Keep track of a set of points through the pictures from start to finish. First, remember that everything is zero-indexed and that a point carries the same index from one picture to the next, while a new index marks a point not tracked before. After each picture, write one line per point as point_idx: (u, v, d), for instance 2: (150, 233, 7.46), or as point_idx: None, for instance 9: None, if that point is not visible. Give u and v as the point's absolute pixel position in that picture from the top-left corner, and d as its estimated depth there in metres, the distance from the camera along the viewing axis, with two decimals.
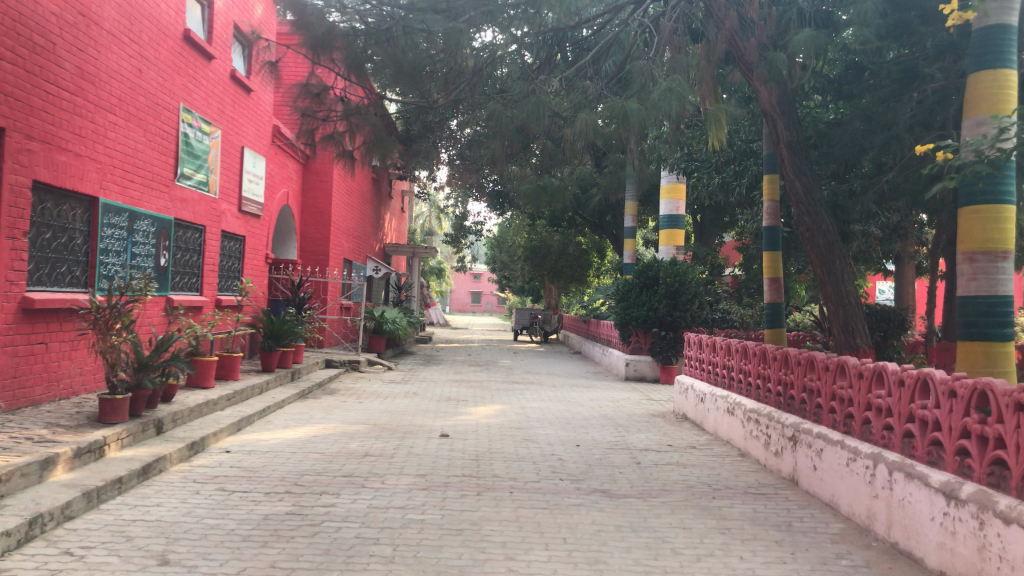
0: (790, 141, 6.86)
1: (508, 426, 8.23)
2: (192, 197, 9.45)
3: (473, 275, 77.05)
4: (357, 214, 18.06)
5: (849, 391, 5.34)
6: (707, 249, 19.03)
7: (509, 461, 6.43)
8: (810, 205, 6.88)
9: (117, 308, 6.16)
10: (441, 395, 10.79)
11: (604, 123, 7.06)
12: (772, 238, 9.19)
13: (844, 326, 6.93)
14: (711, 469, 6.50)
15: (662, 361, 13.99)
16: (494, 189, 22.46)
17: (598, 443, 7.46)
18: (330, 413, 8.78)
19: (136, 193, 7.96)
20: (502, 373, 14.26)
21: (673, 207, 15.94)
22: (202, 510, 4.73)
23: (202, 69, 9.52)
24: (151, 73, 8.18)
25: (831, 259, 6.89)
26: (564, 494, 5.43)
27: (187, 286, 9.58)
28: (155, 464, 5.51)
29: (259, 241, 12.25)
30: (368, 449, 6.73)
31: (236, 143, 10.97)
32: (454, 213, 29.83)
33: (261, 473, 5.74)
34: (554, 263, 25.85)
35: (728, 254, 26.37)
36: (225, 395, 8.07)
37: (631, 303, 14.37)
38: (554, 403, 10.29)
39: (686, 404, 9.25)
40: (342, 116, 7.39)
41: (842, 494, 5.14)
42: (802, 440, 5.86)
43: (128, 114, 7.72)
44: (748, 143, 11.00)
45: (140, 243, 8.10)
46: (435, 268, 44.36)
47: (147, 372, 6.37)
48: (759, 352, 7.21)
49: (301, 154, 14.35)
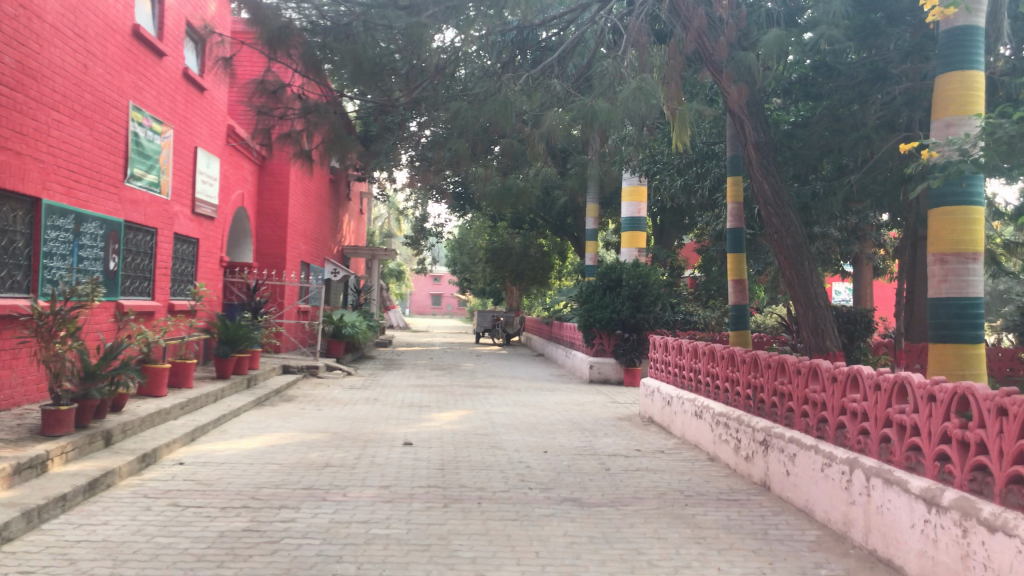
0: (757, 141, 6.78)
1: (473, 432, 8.04)
2: (143, 199, 9.12)
3: (433, 277, 76.63)
4: (315, 216, 17.73)
5: (822, 395, 5.25)
6: (668, 251, 19.02)
7: (476, 469, 6.25)
8: (778, 206, 6.80)
9: (61, 315, 5.84)
10: (403, 401, 10.57)
11: (570, 122, 6.92)
12: (736, 240, 9.12)
13: (813, 328, 6.86)
14: (681, 475, 6.38)
15: (625, 363, 13.94)
16: (455, 190, 22.26)
17: (565, 449, 7.31)
18: (289, 422, 8.50)
19: (83, 194, 7.63)
20: (465, 378, 14.06)
21: (635, 209, 15.89)
22: (153, 528, 4.47)
23: (153, 67, 9.19)
24: (98, 69, 7.85)
25: (800, 261, 6.81)
26: (534, 504, 5.26)
27: (138, 290, 9.24)
28: (103, 479, 5.23)
29: (213, 244, 11.90)
30: (329, 460, 6.49)
31: (189, 143, 10.64)
32: (413, 215, 29.53)
33: (217, 486, 5.49)
34: (515, 266, 25.71)
35: (689, 256, 26.45)
36: (179, 403, 7.77)
37: (594, 306, 14.25)
38: (518, 408, 10.12)
39: (652, 407, 9.15)
40: (300, 114, 7.15)
41: (817, 500, 5.05)
42: (774, 445, 5.76)
43: (73, 111, 7.39)
44: (711, 145, 10.94)
45: (88, 246, 7.77)
46: (394, 270, 44.02)
47: (95, 383, 6.05)
48: (727, 356, 7.12)
49: (256, 155, 14.00)
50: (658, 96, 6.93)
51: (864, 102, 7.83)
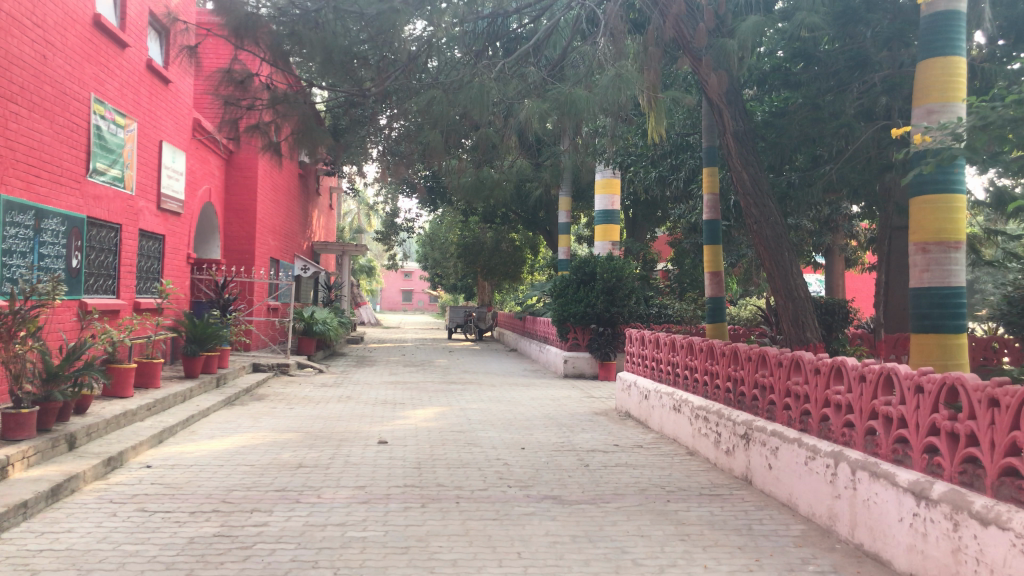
0: (736, 131, 6.72)
1: (449, 429, 7.91)
2: (106, 194, 8.86)
3: (404, 273, 76.17)
4: (284, 212, 17.46)
5: (804, 387, 5.19)
6: (641, 244, 18.97)
7: (453, 467, 6.12)
8: (757, 196, 6.74)
9: (21, 314, 5.58)
10: (377, 398, 10.40)
11: (543, 112, 6.79)
12: (712, 232, 9.05)
13: (793, 320, 6.81)
14: (661, 470, 6.30)
15: (600, 357, 13.87)
16: (426, 185, 22.07)
17: (543, 445, 7.20)
18: (260, 421, 8.31)
19: (43, 190, 7.38)
20: (439, 374, 13.91)
21: (608, 202, 15.81)
22: (120, 535, 4.29)
23: (115, 58, 8.93)
24: (58, 60, 7.59)
25: (779, 252, 6.75)
26: (514, 503, 5.14)
27: (102, 288, 8.98)
28: (67, 484, 5.03)
29: (180, 240, 11.64)
30: (302, 460, 6.32)
31: (154, 137, 10.37)
32: (384, 210, 29.25)
33: (186, 490, 5.30)
34: (487, 261, 25.63)
35: (661, 249, 26.54)
36: (146, 404, 7.55)
37: (569, 300, 14.13)
38: (494, 404, 9.98)
39: (629, 402, 9.07)
40: (268, 104, 6.94)
41: (801, 494, 4.99)
42: (755, 438, 5.70)
43: (32, 104, 7.13)
44: (684, 136, 10.88)
45: (49, 243, 7.52)
46: (364, 267, 43.75)
47: (58, 384, 5.84)
48: (706, 348, 7.04)
49: (223, 149, 13.71)
50: (636, 86, 6.82)
51: (841, 90, 7.80)
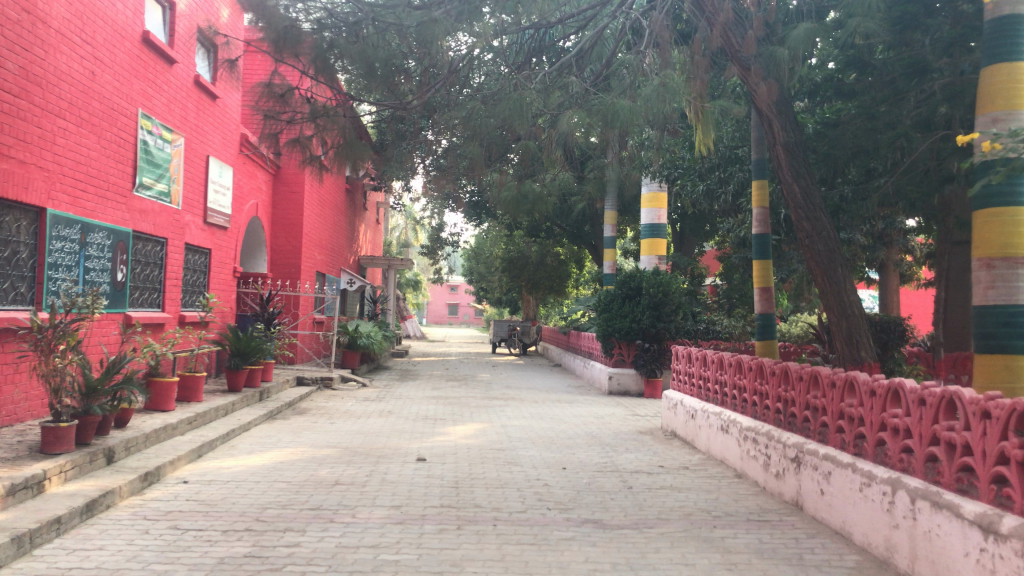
0: (787, 142, 6.50)
1: (490, 447, 7.77)
2: (153, 208, 8.92)
3: (450, 287, 76.45)
4: (330, 226, 17.55)
5: (859, 410, 4.94)
6: (689, 259, 18.66)
7: (492, 488, 5.97)
8: (809, 210, 6.51)
9: (61, 328, 5.58)
10: (417, 413, 10.30)
11: (585, 123, 6.65)
12: (762, 246, 8.77)
13: (847, 338, 6.54)
14: (707, 493, 6.07)
15: (646, 374, 13.62)
16: (471, 198, 22.05)
17: (585, 465, 7.02)
18: (300, 436, 8.24)
19: (90, 204, 7.44)
20: (482, 389, 13.78)
21: (654, 216, 15.57)
22: (150, 554, 4.22)
23: (163, 74, 9.01)
24: (106, 76, 7.67)
25: (833, 267, 6.50)
26: (553, 526, 4.97)
27: (148, 302, 9.04)
28: (102, 499, 4.99)
29: (227, 254, 11.73)
30: (339, 477, 6.24)
31: (201, 152, 10.45)
32: (430, 224, 29.32)
33: (220, 507, 5.23)
34: (532, 275, 25.54)
35: (709, 263, 26.25)
36: (187, 418, 7.54)
37: (614, 315, 13.93)
38: (536, 421, 9.82)
39: (675, 421, 8.84)
40: (308, 118, 6.92)
41: (855, 522, 4.74)
42: (807, 461, 5.45)
43: (80, 119, 7.19)
44: (732, 149, 10.66)
45: (95, 256, 7.57)
46: (410, 281, 44.00)
47: (97, 398, 5.84)
48: (756, 367, 6.80)
49: (269, 164, 13.80)
50: (683, 97, 6.63)
51: (899, 98, 7.53)
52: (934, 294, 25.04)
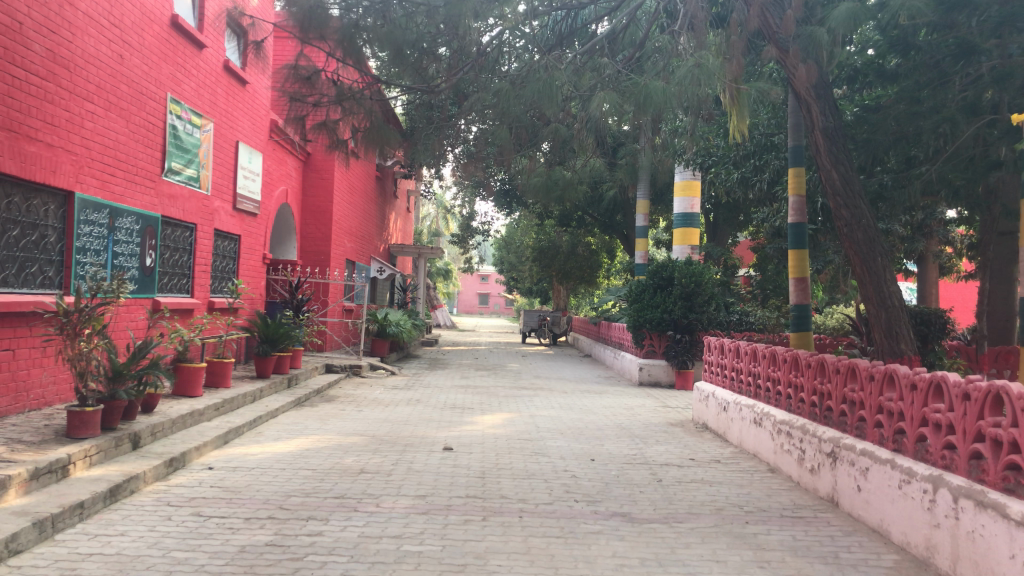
0: (826, 127, 6.32)
1: (517, 437, 7.67)
2: (182, 194, 8.92)
3: (481, 276, 76.47)
4: (360, 213, 17.54)
5: (899, 404, 4.76)
6: (722, 249, 18.41)
7: (518, 478, 5.87)
8: (848, 197, 6.32)
9: (86, 312, 5.56)
10: (445, 402, 10.23)
11: (616, 107, 6.49)
12: (797, 235, 8.54)
13: (887, 331, 6.34)
14: (740, 488, 5.92)
15: (677, 365, 13.44)
16: (502, 186, 21.93)
17: (614, 457, 6.90)
18: (327, 424, 8.20)
19: (118, 188, 7.43)
20: (510, 379, 13.69)
21: (687, 205, 15.34)
22: (171, 541, 4.17)
23: (192, 59, 8.99)
24: (135, 60, 7.65)
25: (872, 257, 6.29)
26: (581, 519, 4.86)
27: (176, 287, 9.05)
28: (126, 485, 4.96)
29: (256, 240, 11.73)
30: (365, 466, 6.17)
31: (230, 137, 10.44)
32: (461, 213, 29.22)
33: (244, 494, 5.19)
34: (562, 265, 25.41)
35: (743, 254, 26.01)
36: (214, 404, 7.53)
37: (645, 305, 13.76)
38: (565, 411, 9.71)
39: (707, 413, 8.69)
40: (335, 101, 6.84)
41: (893, 521, 4.57)
42: (843, 457, 5.29)
43: (108, 103, 7.17)
44: (767, 137, 10.44)
45: (123, 241, 7.57)
46: (440, 269, 44.07)
47: (123, 383, 5.82)
48: (791, 359, 6.63)
49: (299, 150, 13.78)
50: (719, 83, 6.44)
51: (944, 81, 7.28)
52: (977, 285, 24.52)
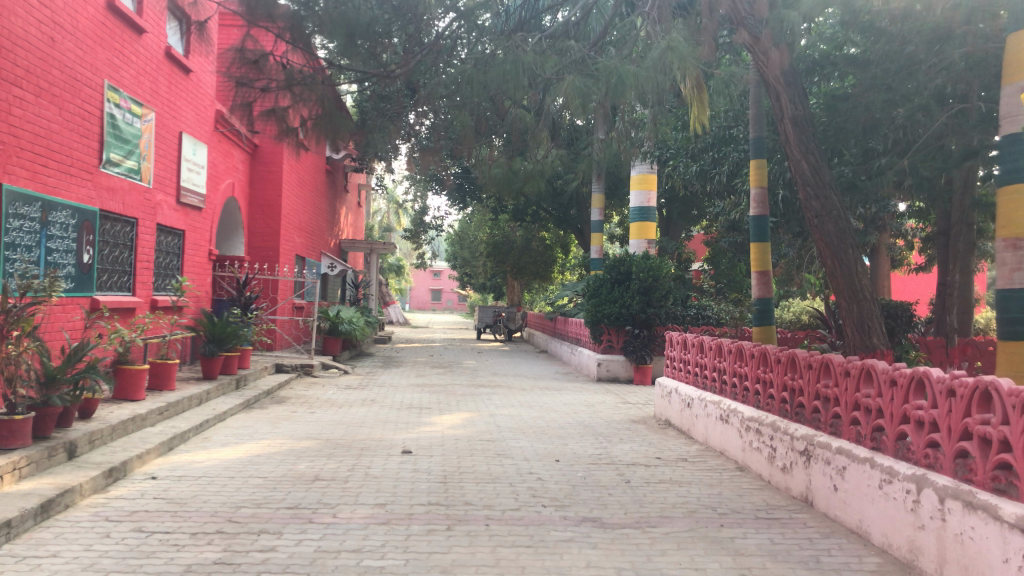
0: (795, 116, 6.22)
1: (478, 438, 7.41)
2: (121, 186, 8.47)
3: (432, 272, 75.92)
4: (310, 208, 17.08)
5: (877, 400, 4.61)
6: (676, 243, 18.36)
7: (482, 482, 5.61)
8: (818, 187, 6.21)
9: (15, 313, 5.13)
10: (402, 402, 9.93)
11: (582, 94, 6.27)
12: (760, 228, 8.40)
13: (858, 324, 6.25)
14: (710, 488, 5.74)
15: (636, 361, 13.30)
16: (456, 180, 21.62)
17: (579, 457, 6.67)
18: (279, 427, 7.84)
19: (51, 180, 6.99)
20: (467, 376, 13.41)
21: (643, 199, 15.21)
22: (109, 562, 3.83)
23: (131, 44, 8.54)
24: (67, 43, 7.19)
25: (843, 249, 6.18)
26: (550, 526, 4.62)
27: (116, 285, 8.59)
28: (59, 499, 4.58)
29: (201, 235, 11.27)
30: (319, 472, 5.85)
31: (173, 128, 9.99)
32: (413, 208, 28.77)
33: (189, 506, 4.84)
34: (516, 260, 25.20)
35: (697, 247, 26.15)
36: (157, 408, 7.13)
37: (602, 300, 13.59)
38: (525, 409, 9.47)
39: (670, 409, 8.52)
40: (284, 87, 6.47)
41: (873, 522, 4.42)
42: (817, 455, 5.13)
43: (38, 89, 6.73)
44: (727, 129, 10.33)
45: (57, 237, 7.12)
46: (392, 265, 43.55)
47: (57, 388, 5.43)
48: (758, 354, 6.48)
49: (246, 142, 13.33)
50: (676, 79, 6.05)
51: (912, 70, 7.21)
52: (933, 277, 25.00)
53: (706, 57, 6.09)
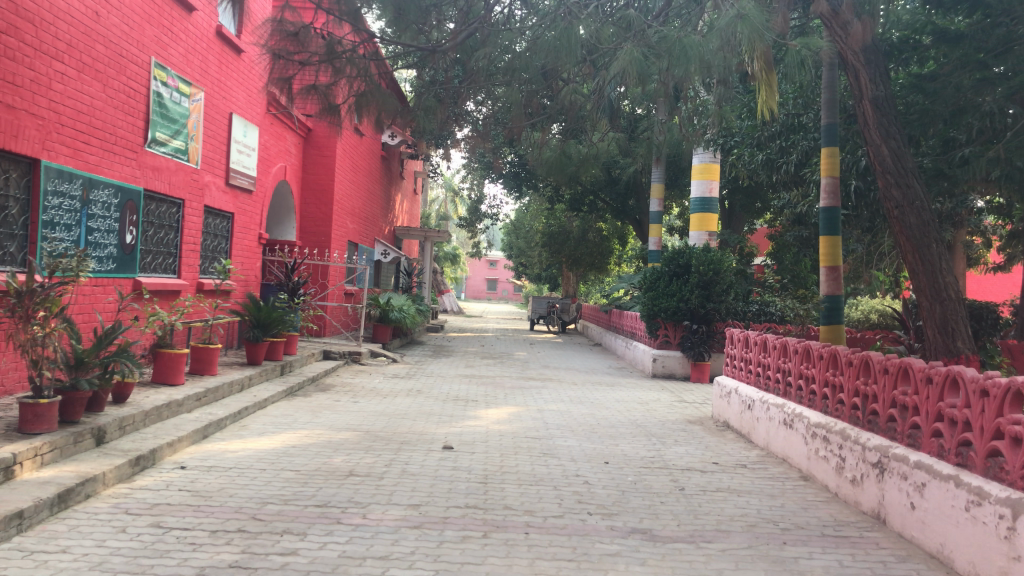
0: (876, 97, 5.90)
1: (524, 435, 7.06)
2: (168, 166, 8.31)
3: (490, 261, 75.60)
4: (364, 194, 16.93)
5: (963, 412, 4.13)
6: (738, 236, 17.65)
7: (524, 485, 5.26)
8: (899, 175, 5.86)
9: (41, 293, 4.92)
10: (448, 393, 9.63)
11: (642, 70, 5.83)
12: (829, 220, 7.84)
13: (941, 326, 5.89)
14: (771, 498, 5.30)
15: (693, 357, 12.77)
16: (512, 167, 21.26)
17: (630, 459, 6.27)
18: (319, 416, 7.61)
19: (94, 157, 6.83)
20: (518, 368, 13.10)
21: (704, 189, 14.63)
22: (120, 560, 3.58)
23: (180, 21, 8.36)
24: (113, 18, 7.01)
25: (925, 242, 5.83)
26: (595, 537, 4.24)
27: (160, 267, 8.45)
28: (79, 489, 4.37)
29: (251, 219, 11.12)
30: (355, 467, 5.57)
31: (224, 109, 9.84)
32: (469, 197, 28.46)
33: (214, 500, 4.59)
34: (573, 250, 24.80)
35: (761, 241, 25.46)
36: (195, 394, 6.93)
37: (660, 294, 13.14)
38: (575, 405, 9.09)
39: (728, 411, 8.06)
40: (325, 61, 6.15)
41: (956, 547, 3.96)
42: (892, 468, 4.66)
43: (80, 64, 6.55)
44: (796, 117, 9.77)
45: (99, 216, 6.97)
46: (447, 255, 43.44)
47: (86, 371, 5.24)
48: (828, 355, 5.99)
49: (299, 126, 13.18)
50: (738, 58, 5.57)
51: (1009, 48, 7.01)
52: (1014, 278, 23.82)
53: (780, 28, 5.63)
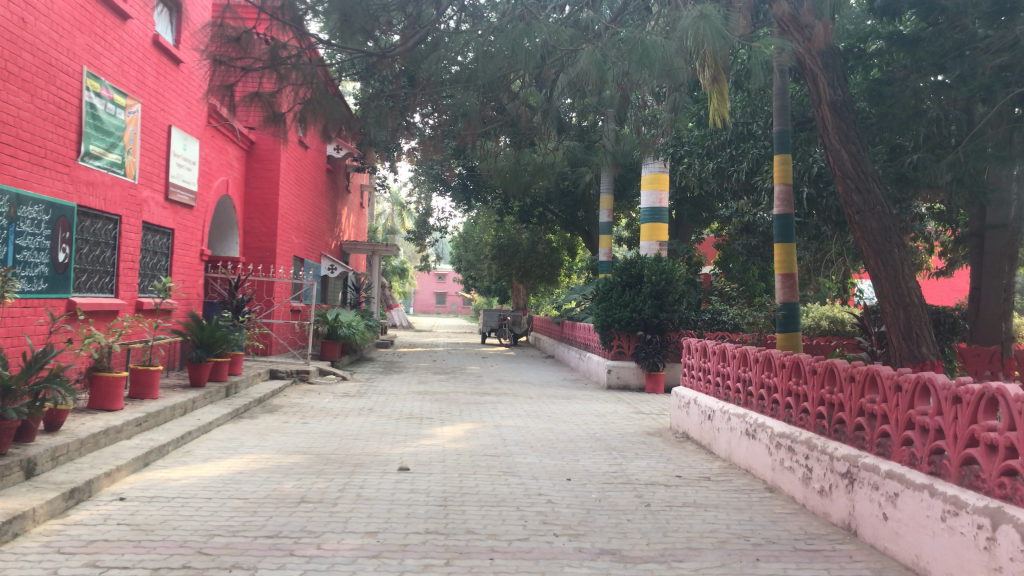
0: (834, 101, 5.95)
1: (482, 453, 6.84)
2: (103, 181, 7.93)
3: (438, 274, 75.21)
4: (309, 209, 16.56)
5: (935, 419, 4.04)
6: (687, 245, 17.71)
7: (486, 507, 5.05)
8: (860, 180, 5.88)
9: None
10: (401, 411, 9.37)
11: (596, 76, 5.70)
12: (784, 226, 7.78)
13: (905, 330, 5.89)
14: (739, 512, 5.17)
15: (647, 367, 12.69)
16: (460, 181, 21.10)
17: (593, 475, 6.10)
18: (267, 439, 7.29)
19: (21, 172, 6.45)
20: (471, 383, 12.87)
21: (655, 199, 14.62)
22: None
23: (113, 30, 8.00)
24: (40, 24, 6.66)
25: (886, 246, 5.85)
26: (563, 561, 4.05)
27: (96, 286, 8.05)
28: (6, 528, 4.04)
29: (193, 235, 10.74)
30: (307, 492, 5.29)
31: (162, 121, 9.48)
32: (417, 211, 28.17)
33: (156, 535, 4.28)
34: (523, 262, 24.69)
35: (709, 250, 25.68)
36: (134, 419, 6.57)
37: (613, 304, 13.05)
38: (532, 420, 8.90)
39: (688, 421, 7.95)
40: (268, 67, 5.89)
41: (933, 558, 3.85)
42: (862, 479, 4.56)
43: (5, 73, 6.18)
44: (745, 125, 9.75)
45: (28, 234, 6.59)
46: (395, 268, 43.02)
47: (14, 399, 4.90)
48: (790, 364, 5.91)
49: (241, 139, 12.83)
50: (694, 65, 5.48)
51: (960, 53, 7.09)
52: (957, 284, 24.35)
53: (739, 31, 5.56)
